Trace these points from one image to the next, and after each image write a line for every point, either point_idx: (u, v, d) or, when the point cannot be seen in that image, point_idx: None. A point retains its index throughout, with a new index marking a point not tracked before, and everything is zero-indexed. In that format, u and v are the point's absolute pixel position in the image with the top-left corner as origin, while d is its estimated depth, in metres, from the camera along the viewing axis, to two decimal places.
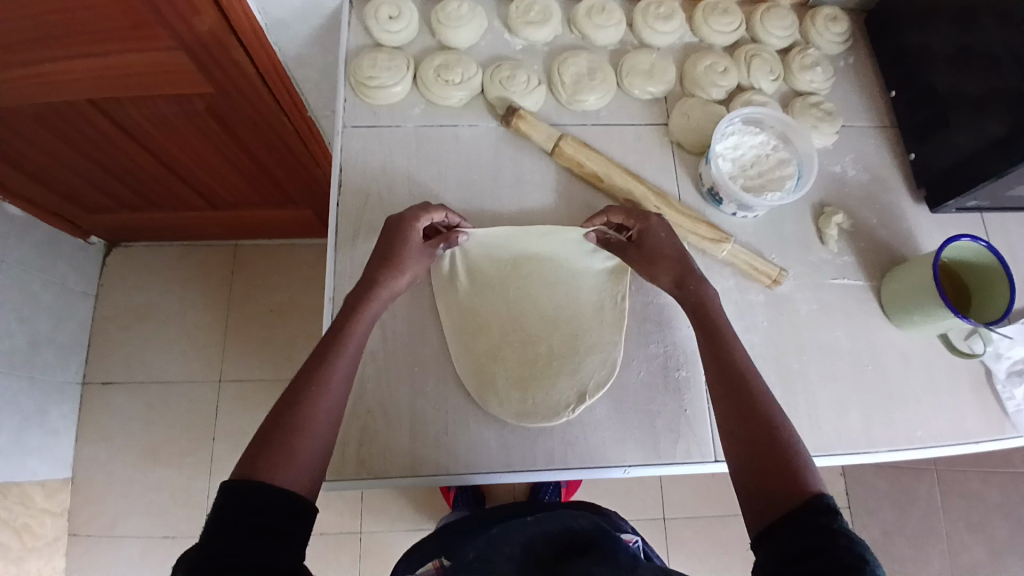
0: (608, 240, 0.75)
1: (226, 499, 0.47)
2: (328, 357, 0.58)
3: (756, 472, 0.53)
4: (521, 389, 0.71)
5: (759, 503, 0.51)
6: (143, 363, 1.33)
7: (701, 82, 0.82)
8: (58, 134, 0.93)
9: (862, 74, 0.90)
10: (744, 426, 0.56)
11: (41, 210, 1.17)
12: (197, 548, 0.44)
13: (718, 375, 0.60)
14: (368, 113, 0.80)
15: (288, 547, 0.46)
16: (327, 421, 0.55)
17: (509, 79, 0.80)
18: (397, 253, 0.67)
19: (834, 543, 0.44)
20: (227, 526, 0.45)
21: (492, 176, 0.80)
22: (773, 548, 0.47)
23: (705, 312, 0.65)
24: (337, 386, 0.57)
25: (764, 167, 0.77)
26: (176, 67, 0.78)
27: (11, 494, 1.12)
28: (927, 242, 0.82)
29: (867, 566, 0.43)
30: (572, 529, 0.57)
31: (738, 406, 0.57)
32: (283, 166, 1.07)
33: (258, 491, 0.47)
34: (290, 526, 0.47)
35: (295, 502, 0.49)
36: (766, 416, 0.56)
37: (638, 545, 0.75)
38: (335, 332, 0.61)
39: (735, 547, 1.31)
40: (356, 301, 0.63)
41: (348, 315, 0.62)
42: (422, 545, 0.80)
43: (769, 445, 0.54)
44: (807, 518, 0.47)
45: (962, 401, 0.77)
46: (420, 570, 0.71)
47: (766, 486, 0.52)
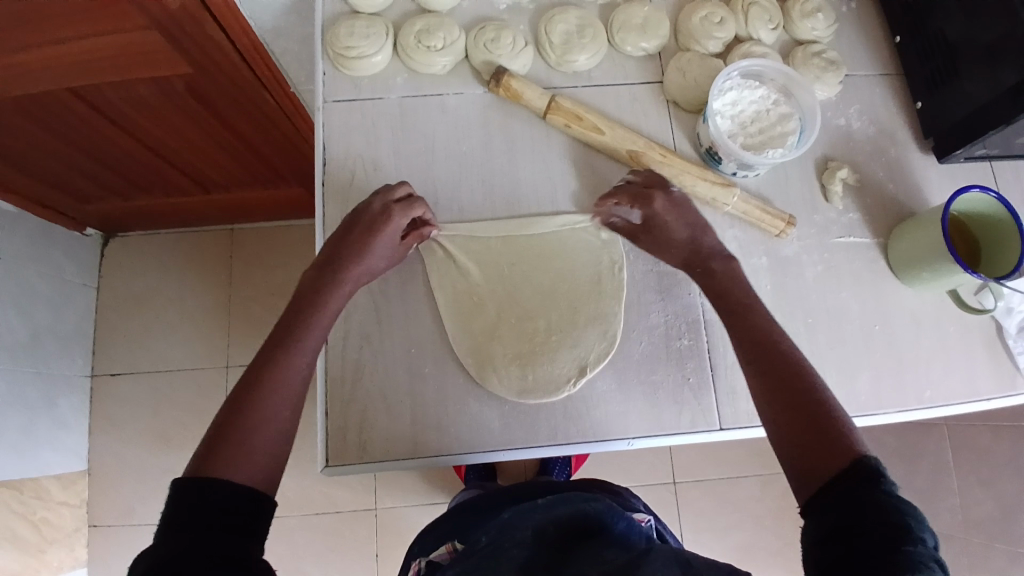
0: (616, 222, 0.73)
1: (182, 497, 0.45)
2: (286, 345, 0.57)
3: (791, 444, 0.53)
4: (520, 365, 0.69)
5: (802, 472, 0.51)
6: (148, 352, 1.33)
7: (697, 35, 0.77)
8: (38, 124, 0.90)
9: (867, 19, 0.85)
10: (780, 396, 0.55)
11: (33, 204, 1.15)
12: (152, 550, 0.42)
13: (745, 349, 0.60)
14: (350, 86, 0.77)
15: (248, 543, 0.46)
16: (288, 406, 0.54)
17: (493, 41, 0.76)
18: (359, 242, 0.65)
19: (873, 515, 0.44)
20: (185, 524, 0.44)
21: (481, 147, 0.77)
22: (813, 522, 0.47)
23: (729, 284, 0.65)
24: (298, 368, 0.56)
25: (765, 123, 0.74)
26: (147, 46, 0.74)
27: (26, 488, 1.13)
28: (936, 194, 0.79)
29: (911, 535, 0.43)
30: (585, 514, 0.56)
31: (769, 377, 0.56)
32: (271, 143, 1.04)
33: (215, 488, 0.46)
34: (250, 522, 0.47)
35: (252, 495, 0.48)
36: (800, 383, 0.55)
37: (650, 524, 0.75)
38: (291, 324, 0.59)
39: (745, 507, 1.32)
40: (313, 288, 0.62)
41: (301, 312, 0.60)
42: (434, 529, 0.80)
43: (802, 415, 0.53)
44: (844, 490, 0.47)
45: (974, 358, 0.75)
46: (432, 553, 0.72)
47: (801, 457, 0.51)
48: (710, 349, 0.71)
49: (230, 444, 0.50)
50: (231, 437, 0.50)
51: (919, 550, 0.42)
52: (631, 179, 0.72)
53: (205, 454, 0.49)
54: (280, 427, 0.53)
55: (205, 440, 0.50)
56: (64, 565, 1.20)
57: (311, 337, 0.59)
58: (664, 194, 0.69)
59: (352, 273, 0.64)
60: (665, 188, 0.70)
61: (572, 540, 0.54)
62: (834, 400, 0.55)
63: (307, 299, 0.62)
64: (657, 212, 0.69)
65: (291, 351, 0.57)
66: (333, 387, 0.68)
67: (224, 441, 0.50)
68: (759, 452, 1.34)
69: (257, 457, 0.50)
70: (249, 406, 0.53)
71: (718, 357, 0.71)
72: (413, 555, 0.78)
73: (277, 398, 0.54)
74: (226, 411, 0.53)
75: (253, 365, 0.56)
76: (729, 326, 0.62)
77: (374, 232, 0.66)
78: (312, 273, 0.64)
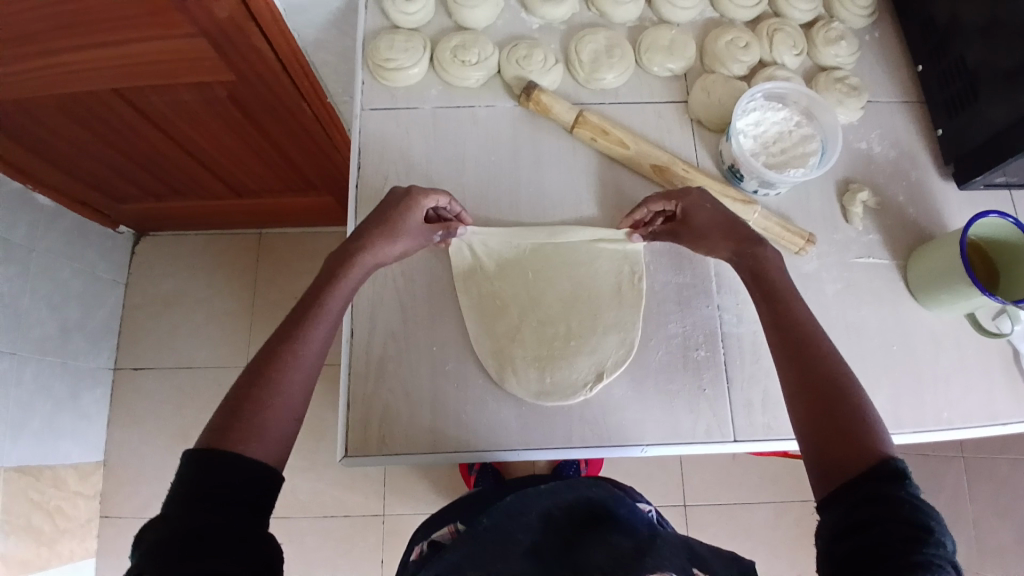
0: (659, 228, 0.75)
1: (191, 471, 0.48)
2: (305, 322, 0.60)
3: (818, 438, 0.53)
4: (539, 368, 0.71)
5: (825, 467, 0.52)
6: (173, 348, 1.37)
7: (722, 58, 0.80)
8: (84, 123, 0.95)
9: (890, 48, 0.87)
10: (815, 394, 0.56)
11: (71, 200, 1.20)
12: (164, 520, 0.45)
13: (781, 344, 0.61)
14: (387, 96, 0.80)
15: (256, 519, 0.48)
16: (301, 386, 0.56)
17: (525, 58, 0.79)
18: (380, 226, 0.67)
19: (897, 512, 0.45)
20: (197, 498, 0.46)
21: (509, 157, 0.79)
22: (835, 513, 0.48)
23: (768, 283, 0.65)
24: (315, 345, 0.59)
25: (787, 144, 0.76)
26: (196, 53, 0.79)
27: (45, 476, 1.16)
28: (955, 219, 0.80)
29: (930, 537, 0.44)
30: (588, 500, 0.63)
31: (804, 373, 0.58)
32: (305, 153, 1.08)
33: (225, 464, 0.48)
34: (258, 499, 0.49)
35: (262, 472, 0.50)
36: (837, 383, 0.56)
37: (653, 514, 0.77)
38: (308, 306, 0.61)
39: (757, 533, 1.30)
40: (334, 267, 0.64)
41: (317, 295, 0.62)
42: (440, 515, 0.81)
43: (833, 411, 0.54)
44: (869, 485, 0.48)
45: (992, 383, 0.75)
46: (436, 533, 0.74)
47: (827, 450, 0.52)
48: (726, 361, 0.73)
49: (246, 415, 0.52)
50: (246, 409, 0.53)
51: (938, 553, 0.43)
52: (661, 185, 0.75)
53: (220, 425, 0.52)
54: (294, 403, 0.55)
55: (221, 409, 0.53)
56: (75, 555, 1.22)
57: (327, 314, 0.61)
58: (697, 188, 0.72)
59: (370, 255, 0.66)
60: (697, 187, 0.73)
61: (577, 525, 0.60)
62: (869, 402, 0.55)
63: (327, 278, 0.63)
64: (695, 200, 0.70)
65: (309, 328, 0.59)
66: (356, 381, 0.70)
67: (240, 413, 0.52)
68: (773, 477, 1.33)
69: (270, 431, 0.53)
70: (266, 379, 0.55)
71: (735, 369, 0.72)
72: (418, 537, 0.80)
73: (292, 374, 0.56)
74: (245, 383, 0.55)
75: (273, 338, 0.58)
76: (768, 322, 0.63)
77: (394, 217, 0.67)
78: (334, 256, 0.66)
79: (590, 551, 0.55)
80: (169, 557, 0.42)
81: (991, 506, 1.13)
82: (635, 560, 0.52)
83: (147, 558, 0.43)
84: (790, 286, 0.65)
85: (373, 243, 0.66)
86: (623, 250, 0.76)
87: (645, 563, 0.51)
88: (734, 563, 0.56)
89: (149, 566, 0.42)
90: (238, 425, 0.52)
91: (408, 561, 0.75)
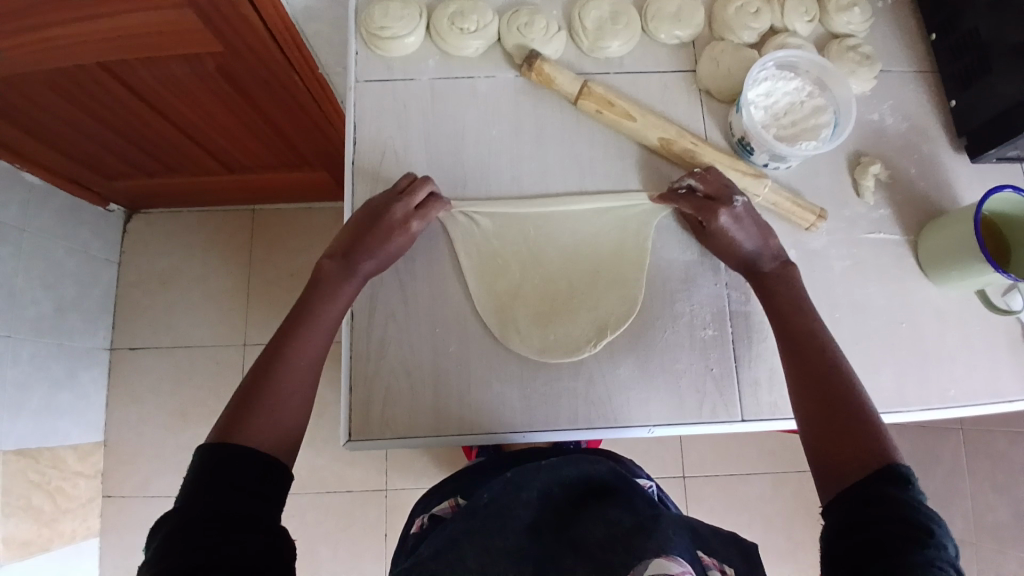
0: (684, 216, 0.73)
1: (206, 461, 0.48)
2: (301, 327, 0.59)
3: (821, 442, 0.54)
4: (542, 326, 0.70)
5: (830, 469, 0.52)
6: (169, 328, 1.35)
7: (732, 25, 0.77)
8: (69, 99, 0.91)
9: (905, 14, 0.84)
10: (822, 398, 0.56)
11: (58, 177, 1.16)
12: (180, 508, 0.45)
13: (789, 351, 0.61)
14: (382, 66, 0.77)
15: (268, 507, 0.47)
16: (304, 388, 0.56)
17: (527, 26, 0.76)
18: (372, 235, 0.66)
19: (896, 513, 0.45)
20: (211, 487, 0.46)
21: (510, 130, 0.77)
22: (836, 515, 0.48)
23: (779, 293, 0.65)
24: (313, 349, 0.59)
25: (798, 115, 0.73)
26: (183, 23, 0.75)
27: (44, 458, 1.15)
28: (966, 193, 0.78)
29: (932, 539, 0.43)
30: (588, 476, 0.63)
31: (810, 378, 0.58)
32: (298, 127, 1.05)
33: (236, 455, 0.48)
34: (270, 489, 0.48)
35: (271, 463, 0.50)
36: (843, 389, 0.56)
37: (653, 490, 0.78)
38: (309, 310, 0.61)
39: (755, 505, 1.32)
40: (329, 275, 0.64)
41: (317, 300, 0.62)
42: (439, 486, 0.81)
43: (837, 416, 0.55)
44: (870, 487, 0.48)
45: (999, 359, 0.74)
46: (437, 506, 0.74)
47: (831, 454, 0.53)
48: (734, 339, 0.71)
49: (253, 415, 0.52)
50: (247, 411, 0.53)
51: (940, 554, 0.42)
52: (695, 185, 0.70)
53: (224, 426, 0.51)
54: (298, 404, 0.55)
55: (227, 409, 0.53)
56: (78, 535, 1.23)
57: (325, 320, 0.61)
58: (729, 209, 0.67)
59: (366, 265, 0.65)
60: (731, 204, 0.68)
61: (574, 501, 0.60)
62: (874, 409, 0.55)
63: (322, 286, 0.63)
64: (721, 227, 0.67)
65: (306, 334, 0.59)
66: (358, 363, 0.68)
67: (247, 412, 0.53)
68: (771, 451, 1.34)
69: (272, 433, 0.52)
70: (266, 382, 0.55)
71: (742, 349, 0.71)
72: (417, 510, 0.80)
73: (295, 378, 0.56)
74: (250, 384, 0.55)
75: (272, 345, 0.58)
76: (777, 328, 0.64)
77: (387, 224, 0.66)
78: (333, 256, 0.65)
79: (590, 522, 0.55)
80: (184, 542, 0.42)
81: (988, 479, 1.14)
82: (638, 538, 0.50)
83: (166, 542, 0.42)
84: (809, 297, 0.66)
85: (368, 253, 0.65)
86: (630, 227, 0.74)
87: (648, 544, 0.49)
88: (732, 540, 0.56)
89: (167, 550, 0.42)
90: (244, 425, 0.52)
91: (408, 534, 0.76)
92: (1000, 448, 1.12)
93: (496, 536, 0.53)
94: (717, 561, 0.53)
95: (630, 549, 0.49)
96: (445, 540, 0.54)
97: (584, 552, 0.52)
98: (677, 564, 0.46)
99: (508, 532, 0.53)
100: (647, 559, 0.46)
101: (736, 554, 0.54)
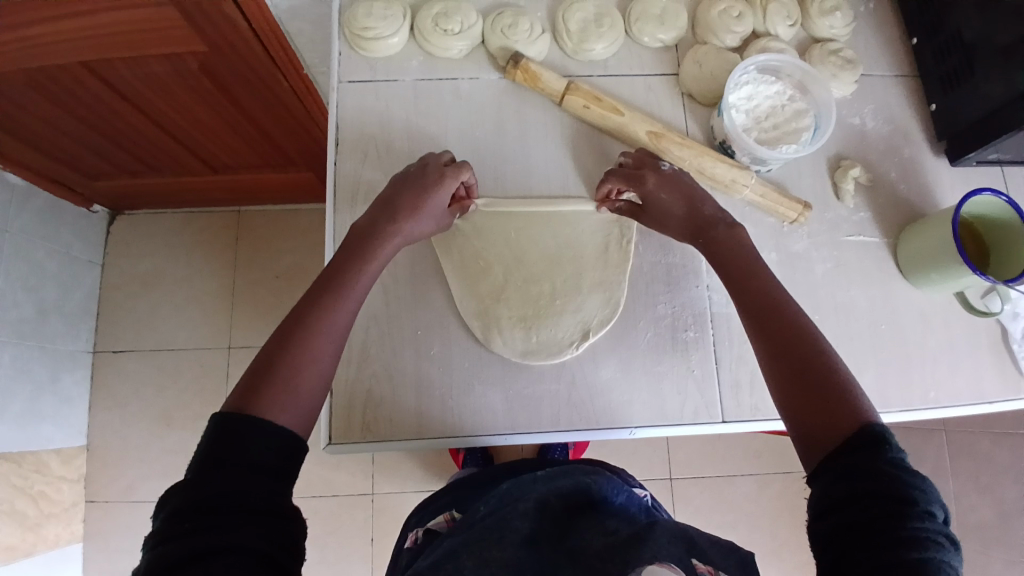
0: (622, 206, 0.72)
1: (216, 432, 0.46)
2: (333, 289, 0.57)
3: (798, 411, 0.53)
4: (525, 328, 0.70)
5: (810, 439, 0.51)
6: (153, 329, 1.34)
7: (715, 29, 0.77)
8: (53, 98, 0.89)
9: (886, 19, 0.85)
10: (790, 366, 0.54)
11: (42, 177, 1.14)
12: (186, 485, 0.43)
13: (752, 315, 0.59)
14: (366, 67, 0.77)
15: (283, 487, 0.46)
16: (330, 353, 0.54)
17: (510, 27, 0.76)
18: (417, 196, 0.64)
19: (877, 487, 0.44)
20: (221, 462, 0.44)
21: (495, 131, 0.77)
22: (818, 490, 0.48)
23: (729, 257, 0.63)
24: (344, 309, 0.57)
25: (780, 119, 0.74)
26: (164, 22, 0.74)
27: (26, 462, 1.14)
28: (947, 197, 0.79)
29: (913, 509, 0.43)
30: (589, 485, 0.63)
31: (776, 341, 0.56)
32: (283, 125, 1.04)
33: (251, 428, 0.46)
34: (284, 466, 0.47)
35: (292, 442, 0.48)
36: (809, 354, 0.54)
37: (647, 500, 0.78)
38: (344, 270, 0.59)
39: (741, 506, 1.32)
40: (362, 237, 0.62)
41: (346, 265, 0.60)
42: (435, 498, 0.81)
43: (810, 381, 0.53)
44: (848, 459, 0.47)
45: (979, 361, 0.75)
46: (429, 522, 0.74)
47: (808, 424, 0.51)
48: (715, 341, 0.72)
49: (275, 383, 0.50)
50: (273, 375, 0.51)
51: (925, 525, 0.43)
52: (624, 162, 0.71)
53: (247, 389, 0.50)
54: (323, 368, 0.53)
55: (249, 371, 0.51)
56: (62, 540, 1.21)
57: (357, 285, 0.59)
58: (654, 172, 0.67)
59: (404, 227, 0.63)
60: (655, 168, 0.68)
61: (573, 508, 0.61)
62: (842, 365, 0.54)
63: (353, 249, 0.61)
64: (649, 192, 0.67)
65: (335, 296, 0.57)
66: (339, 366, 0.68)
67: (266, 380, 0.50)
68: (758, 452, 1.35)
69: (297, 399, 0.51)
70: (293, 342, 0.53)
71: (723, 351, 0.71)
72: (411, 524, 0.79)
73: (324, 341, 0.54)
74: (274, 350, 0.53)
75: (300, 307, 0.56)
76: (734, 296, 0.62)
77: (433, 186, 0.65)
78: (367, 222, 0.63)
79: (587, 534, 0.56)
80: (191, 527, 0.41)
81: (972, 480, 1.14)
82: (634, 547, 0.51)
83: (170, 523, 0.42)
84: (761, 259, 0.63)
85: (408, 212, 0.63)
86: (613, 225, 0.74)
87: (642, 554, 0.50)
88: (731, 551, 0.53)
89: (171, 532, 0.41)
90: (269, 388, 0.50)
91: (402, 549, 0.75)
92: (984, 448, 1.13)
93: (494, 548, 0.53)
94: (713, 570, 0.51)
95: (626, 560, 0.50)
96: (443, 552, 0.55)
97: (584, 564, 0.53)
98: (669, 571, 0.49)
99: (507, 545, 0.53)
100: (640, 566, 0.48)
101: (734, 565, 0.52)
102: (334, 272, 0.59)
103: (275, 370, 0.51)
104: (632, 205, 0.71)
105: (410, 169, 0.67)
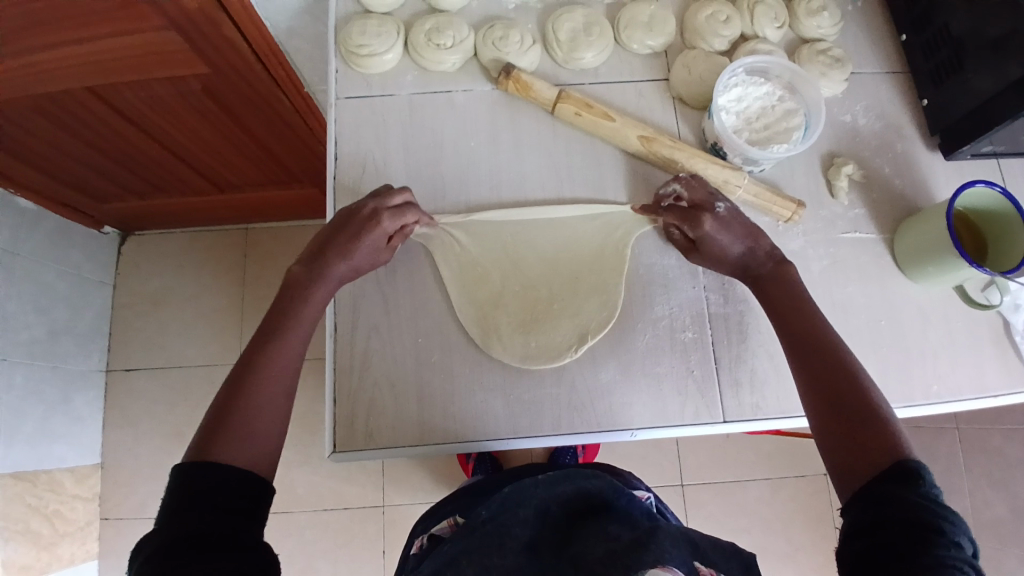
0: (671, 233, 0.73)
1: (181, 480, 0.47)
2: (279, 329, 0.59)
3: (834, 440, 0.54)
4: (524, 334, 0.71)
5: (844, 468, 0.52)
6: (163, 347, 1.36)
7: (703, 33, 0.79)
8: (60, 124, 0.92)
9: (874, 17, 0.85)
10: (828, 399, 0.56)
11: (52, 202, 1.17)
12: (157, 532, 0.44)
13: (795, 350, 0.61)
14: (362, 83, 0.79)
15: (250, 524, 0.47)
16: (284, 391, 0.56)
17: (501, 39, 0.77)
18: (351, 232, 0.65)
19: (905, 513, 0.45)
20: (191, 505, 0.46)
21: (489, 141, 0.78)
22: (850, 516, 0.48)
23: (779, 302, 0.65)
24: (294, 345, 0.59)
25: (770, 119, 0.74)
26: (164, 47, 0.77)
27: (41, 482, 1.16)
28: (942, 191, 0.79)
29: (941, 538, 0.43)
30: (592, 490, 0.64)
31: (817, 375, 0.58)
32: (284, 143, 1.06)
33: (216, 472, 0.48)
34: (249, 505, 0.48)
35: (255, 480, 0.50)
36: (849, 388, 0.56)
37: (650, 502, 0.78)
38: (287, 311, 0.61)
39: (754, 510, 1.31)
40: (304, 274, 0.64)
41: (295, 303, 0.62)
42: (441, 507, 0.81)
43: (847, 414, 0.54)
44: (880, 487, 0.48)
45: (982, 355, 0.75)
46: (434, 528, 0.75)
47: (844, 454, 0.53)
48: (713, 340, 0.72)
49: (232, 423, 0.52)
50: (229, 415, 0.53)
51: (951, 554, 0.42)
52: (680, 192, 0.71)
53: (206, 435, 0.51)
54: (279, 407, 0.55)
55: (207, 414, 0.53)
56: (76, 558, 1.22)
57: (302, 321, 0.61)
58: (711, 215, 0.68)
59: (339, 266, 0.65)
60: (712, 210, 0.69)
61: (574, 513, 0.61)
62: (885, 403, 0.55)
63: (295, 283, 0.63)
64: (706, 233, 0.68)
65: (285, 335, 0.59)
66: (341, 376, 0.69)
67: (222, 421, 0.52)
68: (769, 454, 1.34)
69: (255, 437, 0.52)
70: (248, 383, 0.55)
71: (722, 349, 0.72)
72: (417, 531, 0.80)
73: (276, 379, 0.56)
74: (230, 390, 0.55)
75: (250, 348, 0.58)
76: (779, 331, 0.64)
77: (369, 226, 0.66)
78: (307, 257, 0.65)
79: (588, 539, 0.56)
80: (170, 564, 0.42)
81: (986, 475, 1.13)
82: (635, 551, 0.51)
83: (148, 564, 0.42)
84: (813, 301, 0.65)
85: (340, 255, 0.65)
86: (608, 230, 0.75)
87: (644, 557, 0.50)
88: (733, 554, 0.55)
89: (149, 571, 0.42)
90: (229, 426, 0.52)
91: (408, 556, 0.76)
92: (996, 444, 1.12)
93: (494, 556, 0.54)
94: (715, 571, 0.52)
95: (627, 564, 0.50)
96: (445, 558, 0.56)
97: (585, 569, 0.52)
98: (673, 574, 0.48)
99: (507, 552, 0.54)
100: (642, 568, 0.48)
101: (737, 568, 0.54)
102: (281, 309, 0.61)
103: (230, 409, 0.53)
104: (683, 236, 0.72)
105: (352, 206, 0.67)
